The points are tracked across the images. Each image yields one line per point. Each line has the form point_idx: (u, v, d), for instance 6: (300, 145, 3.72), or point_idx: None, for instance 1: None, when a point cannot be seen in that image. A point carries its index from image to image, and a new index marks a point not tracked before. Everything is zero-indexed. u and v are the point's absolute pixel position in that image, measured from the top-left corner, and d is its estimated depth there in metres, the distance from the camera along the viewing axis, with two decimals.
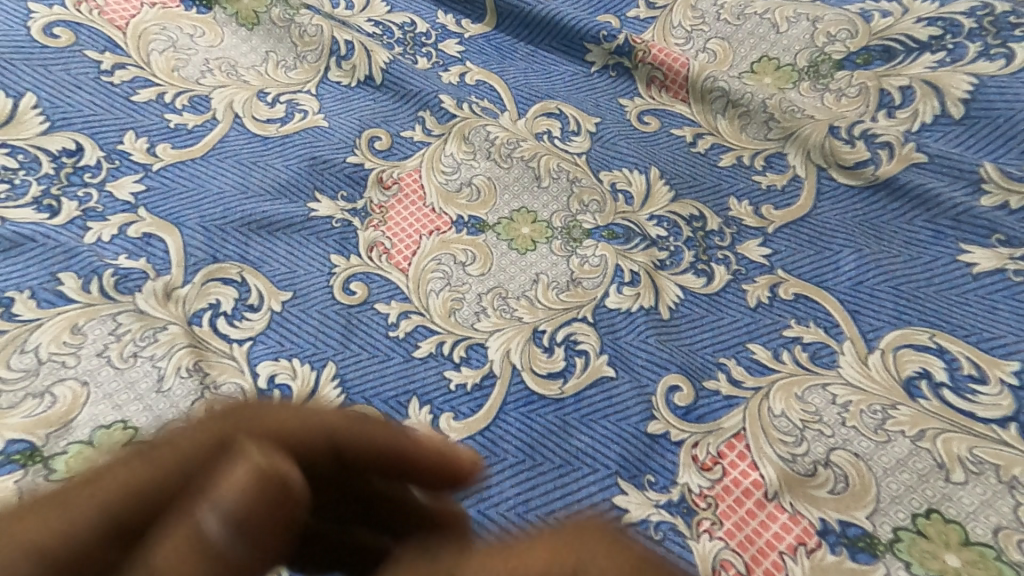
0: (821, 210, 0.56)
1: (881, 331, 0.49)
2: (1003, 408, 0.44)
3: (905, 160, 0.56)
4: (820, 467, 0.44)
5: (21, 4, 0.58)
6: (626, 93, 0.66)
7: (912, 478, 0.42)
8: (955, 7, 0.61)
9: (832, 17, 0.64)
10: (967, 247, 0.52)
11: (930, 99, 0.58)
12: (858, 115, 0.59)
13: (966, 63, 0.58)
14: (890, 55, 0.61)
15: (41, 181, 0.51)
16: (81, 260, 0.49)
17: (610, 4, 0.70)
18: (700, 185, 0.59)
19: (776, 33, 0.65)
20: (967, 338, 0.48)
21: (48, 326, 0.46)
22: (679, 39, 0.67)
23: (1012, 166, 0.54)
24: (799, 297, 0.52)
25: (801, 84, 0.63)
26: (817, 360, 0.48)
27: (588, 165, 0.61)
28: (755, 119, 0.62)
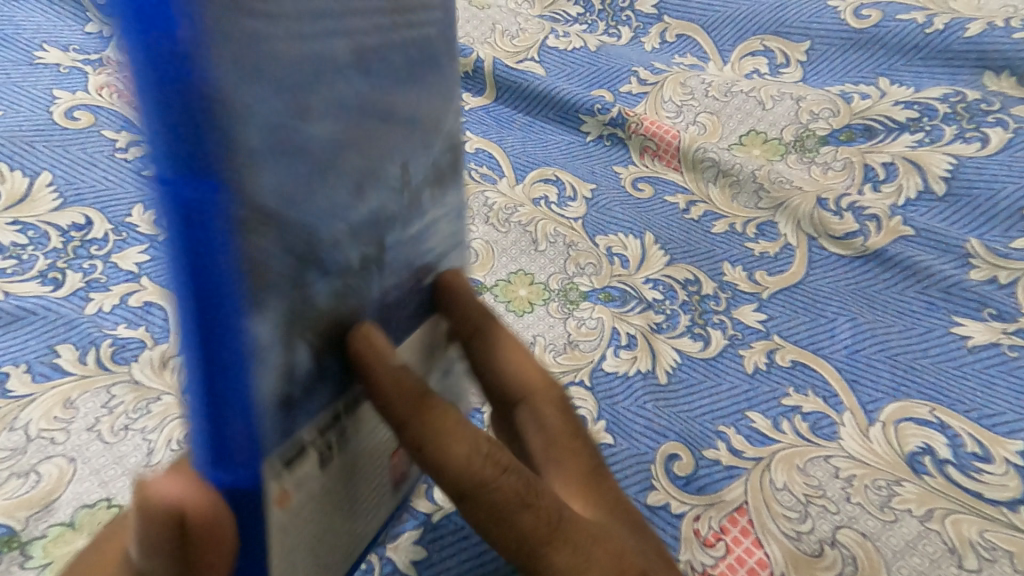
0: (813, 278, 0.57)
1: (881, 403, 0.48)
2: (1011, 489, 0.43)
3: (892, 233, 0.58)
4: (827, 547, 0.42)
5: (46, 90, 0.62)
6: (622, 162, 0.69)
7: (923, 562, 0.41)
8: (929, 93, 0.66)
9: (814, 97, 0.69)
10: (960, 320, 0.52)
11: (913, 175, 0.61)
12: (845, 188, 0.62)
13: (944, 143, 0.62)
14: (871, 133, 0.65)
15: (48, 255, 0.52)
16: (80, 331, 0.48)
17: (605, 80, 0.75)
18: (695, 250, 0.60)
19: (762, 109, 0.69)
20: (967, 414, 0.47)
21: (42, 400, 0.44)
22: (670, 113, 0.71)
23: (997, 243, 0.56)
24: (797, 364, 0.51)
25: (788, 157, 0.66)
26: (818, 431, 0.47)
27: (584, 230, 0.62)
28: (745, 189, 0.64)
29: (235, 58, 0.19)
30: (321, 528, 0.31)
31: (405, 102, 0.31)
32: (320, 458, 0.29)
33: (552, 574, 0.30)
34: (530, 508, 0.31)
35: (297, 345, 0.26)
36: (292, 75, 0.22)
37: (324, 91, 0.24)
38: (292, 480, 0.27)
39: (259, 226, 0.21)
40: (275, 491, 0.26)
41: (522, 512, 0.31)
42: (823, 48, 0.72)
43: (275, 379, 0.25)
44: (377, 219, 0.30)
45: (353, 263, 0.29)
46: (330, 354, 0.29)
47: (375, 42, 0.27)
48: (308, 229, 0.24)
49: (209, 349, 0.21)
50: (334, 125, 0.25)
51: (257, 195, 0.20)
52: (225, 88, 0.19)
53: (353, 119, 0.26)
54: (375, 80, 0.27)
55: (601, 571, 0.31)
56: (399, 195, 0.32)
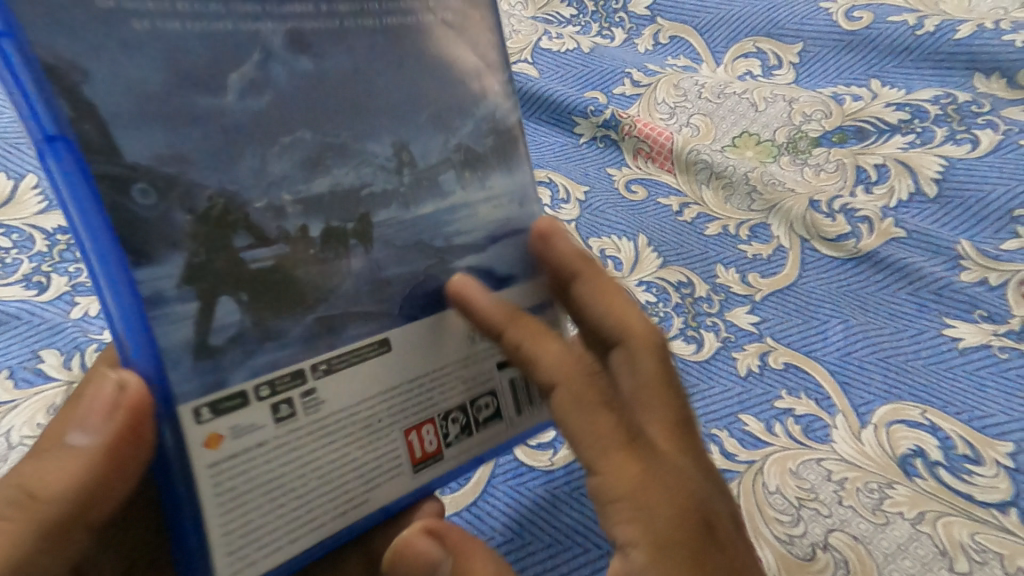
0: (806, 280, 0.57)
1: (873, 405, 0.48)
2: (1001, 491, 0.43)
3: (884, 235, 0.58)
4: (819, 551, 0.42)
5: None
6: (615, 164, 0.69)
7: (915, 566, 0.41)
8: (921, 95, 0.66)
9: (807, 99, 0.69)
10: (951, 321, 0.52)
11: (904, 177, 0.61)
12: (837, 189, 0.62)
13: (935, 145, 0.62)
14: (863, 135, 0.65)
15: (33, 259, 0.51)
16: (65, 336, 0.47)
17: (598, 81, 0.75)
18: (688, 253, 0.60)
19: (754, 111, 0.70)
20: (958, 415, 0.47)
21: (25, 407, 0.44)
22: (663, 115, 0.71)
23: (987, 245, 0.56)
24: (789, 366, 0.51)
25: (781, 159, 0.66)
26: (810, 434, 0.47)
27: (577, 232, 0.62)
28: (738, 190, 0.64)
29: (97, 38, 0.27)
30: (279, 483, 0.32)
31: (372, 80, 0.35)
32: (273, 409, 0.32)
33: (611, 479, 0.31)
34: (613, 412, 0.33)
35: (221, 297, 0.31)
36: (197, 60, 0.30)
37: (240, 67, 0.31)
38: (227, 424, 0.31)
39: (117, 188, 0.28)
40: (202, 432, 0.30)
41: (605, 413, 0.32)
42: (815, 49, 0.72)
43: (188, 327, 0.30)
44: (346, 192, 0.35)
45: (311, 237, 0.34)
46: (285, 317, 0.33)
47: (323, 27, 0.34)
48: (221, 185, 0.31)
49: (103, 271, 0.28)
50: (256, 100, 0.32)
51: (121, 154, 0.28)
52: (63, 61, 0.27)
53: (287, 93, 0.33)
54: (325, 58, 0.34)
55: (661, 491, 0.31)
56: (385, 168, 0.36)
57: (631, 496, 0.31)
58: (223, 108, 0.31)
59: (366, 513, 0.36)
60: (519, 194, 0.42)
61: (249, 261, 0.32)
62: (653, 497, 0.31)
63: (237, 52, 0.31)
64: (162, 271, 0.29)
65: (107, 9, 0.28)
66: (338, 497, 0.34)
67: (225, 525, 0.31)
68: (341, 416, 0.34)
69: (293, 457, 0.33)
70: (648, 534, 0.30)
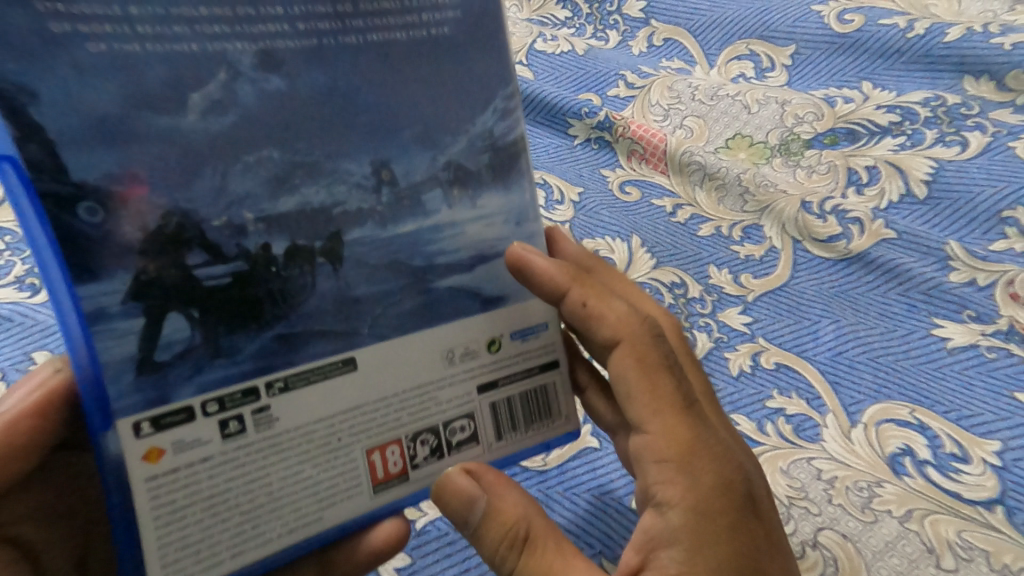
0: (798, 281, 0.57)
1: (863, 405, 0.49)
2: (987, 489, 0.44)
3: (875, 236, 0.59)
4: (808, 549, 0.42)
5: None
6: (610, 165, 0.69)
7: (902, 563, 0.41)
8: (911, 97, 0.67)
9: (799, 101, 0.69)
10: (940, 321, 0.53)
11: (895, 178, 0.61)
12: (829, 191, 0.62)
13: (925, 147, 0.63)
14: (854, 137, 0.65)
15: (26, 261, 0.52)
16: (58, 338, 0.48)
17: (593, 84, 0.75)
18: (681, 254, 0.60)
19: (747, 113, 0.70)
20: (946, 414, 0.48)
21: None
22: (657, 116, 0.72)
23: (976, 246, 0.57)
24: (781, 366, 0.52)
25: (773, 160, 0.66)
26: (801, 433, 0.48)
27: (572, 233, 0.62)
28: (731, 192, 0.65)
29: (48, 59, 0.29)
30: (223, 496, 0.33)
31: (348, 98, 0.35)
32: (224, 425, 0.33)
33: (662, 440, 0.34)
34: (672, 376, 0.36)
35: (171, 313, 0.32)
36: (153, 82, 0.31)
37: (202, 87, 0.32)
38: (170, 439, 0.32)
39: (64, 207, 0.30)
40: (142, 446, 0.32)
41: (665, 376, 0.36)
42: (807, 52, 0.73)
43: (134, 343, 0.32)
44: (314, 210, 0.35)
45: (274, 255, 0.35)
46: (239, 334, 0.34)
47: (298, 46, 0.34)
48: (174, 202, 0.32)
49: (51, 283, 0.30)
50: (220, 119, 0.33)
51: (68, 172, 0.30)
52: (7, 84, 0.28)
53: (255, 112, 0.33)
54: (295, 79, 0.34)
55: (708, 449, 0.34)
56: (359, 185, 0.36)
57: (680, 459, 0.34)
58: (181, 127, 0.32)
59: (320, 532, 0.36)
60: (518, 212, 0.41)
61: (204, 279, 0.33)
62: (701, 462, 0.34)
63: (201, 70, 0.32)
64: (108, 286, 0.31)
65: (59, 32, 0.29)
66: (288, 513, 0.35)
67: (162, 539, 0.32)
68: (291, 435, 0.34)
69: (238, 472, 0.33)
70: (688, 496, 0.33)
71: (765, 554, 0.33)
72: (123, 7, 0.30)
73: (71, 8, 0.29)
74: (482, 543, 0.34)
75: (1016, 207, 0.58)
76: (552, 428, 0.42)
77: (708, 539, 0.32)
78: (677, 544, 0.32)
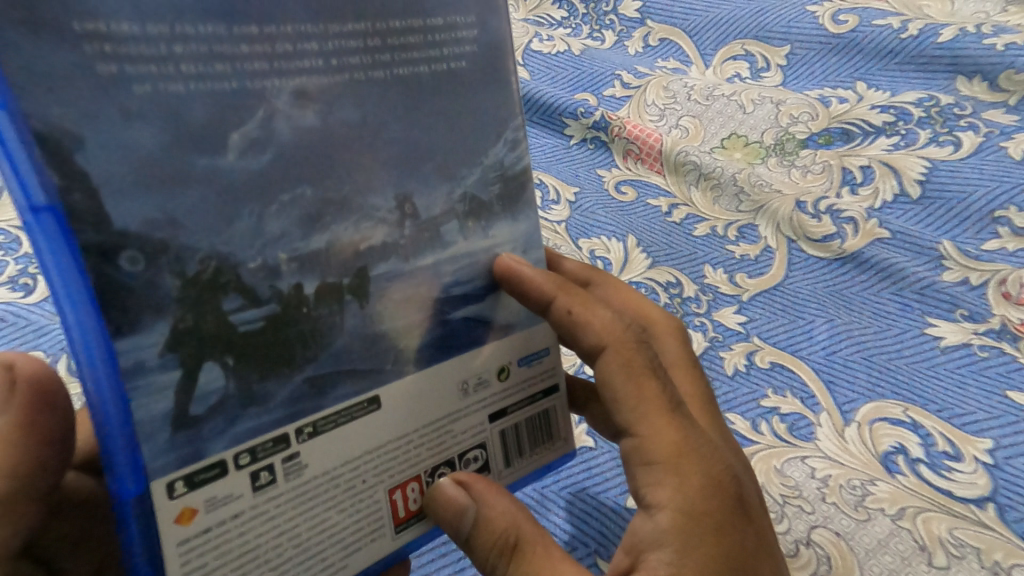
0: (792, 280, 0.58)
1: (856, 403, 0.49)
2: (980, 487, 0.44)
3: (869, 235, 0.59)
4: (802, 548, 0.42)
5: None
6: (605, 165, 0.70)
7: (895, 561, 0.41)
8: (905, 97, 0.67)
9: (794, 101, 0.70)
10: (934, 321, 0.53)
11: (889, 178, 0.62)
12: (824, 190, 0.63)
13: (919, 147, 0.63)
14: (849, 137, 0.66)
15: (20, 261, 0.52)
16: (51, 338, 0.48)
17: (588, 84, 0.76)
18: (676, 253, 0.61)
19: (742, 113, 0.70)
20: (939, 413, 0.48)
21: None
22: (653, 116, 0.72)
23: (969, 245, 0.57)
24: (775, 365, 0.52)
25: (768, 160, 0.67)
26: (795, 432, 0.48)
27: (567, 233, 0.62)
28: (726, 192, 0.65)
29: (94, 101, 0.26)
30: (253, 554, 0.30)
31: (380, 134, 0.34)
32: (252, 477, 0.30)
33: (651, 442, 0.35)
34: (658, 380, 0.37)
35: (206, 363, 0.29)
36: (197, 120, 0.28)
37: (242, 126, 0.29)
38: (202, 497, 0.29)
39: (103, 256, 0.26)
40: (176, 507, 0.28)
41: (651, 380, 0.36)
42: (802, 52, 0.73)
43: (170, 397, 0.28)
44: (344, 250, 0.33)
45: (305, 293, 0.32)
46: (270, 377, 0.31)
47: (334, 81, 0.32)
48: (214, 250, 0.29)
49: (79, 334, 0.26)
50: (257, 158, 0.30)
51: (110, 221, 0.26)
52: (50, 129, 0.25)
53: (292, 151, 0.31)
54: (328, 113, 0.32)
55: (697, 453, 0.34)
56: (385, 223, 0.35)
57: (668, 460, 0.34)
58: (222, 168, 0.29)
59: None
60: (524, 241, 0.41)
61: (237, 324, 0.30)
62: (689, 463, 0.34)
63: (240, 110, 0.29)
64: (147, 338, 0.27)
65: (108, 72, 0.26)
66: (317, 565, 0.32)
67: None
68: (323, 483, 0.32)
69: (270, 525, 0.31)
70: (677, 496, 0.33)
71: (757, 550, 0.33)
72: (168, 47, 0.27)
73: (117, 46, 0.26)
74: (472, 553, 0.35)
75: (1009, 206, 0.58)
76: (552, 453, 0.42)
77: (698, 543, 0.32)
78: (665, 548, 0.32)
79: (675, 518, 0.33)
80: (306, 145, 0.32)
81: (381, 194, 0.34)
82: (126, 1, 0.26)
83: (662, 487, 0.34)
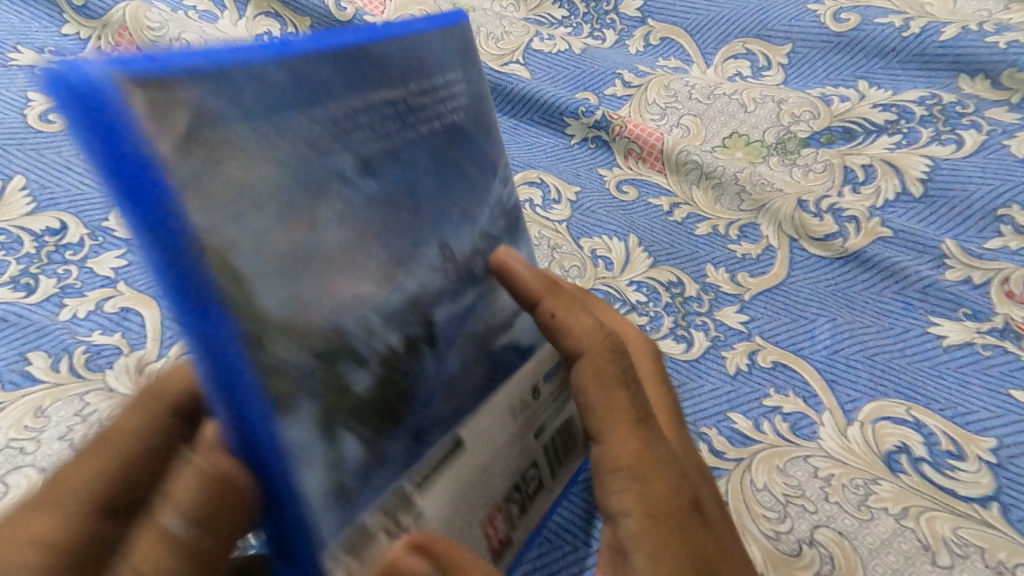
0: (794, 280, 0.58)
1: (859, 403, 0.49)
2: (983, 487, 0.44)
3: (871, 234, 0.59)
4: (805, 547, 0.42)
5: (20, 94, 0.62)
6: (606, 164, 0.70)
7: (898, 560, 0.41)
8: (907, 96, 0.67)
9: (795, 100, 0.69)
10: (936, 320, 0.53)
11: (891, 177, 0.62)
12: (825, 189, 0.63)
13: (921, 146, 0.63)
14: (850, 135, 0.66)
15: (20, 260, 0.52)
16: (53, 338, 0.47)
17: (589, 83, 0.75)
18: (677, 253, 0.61)
19: (743, 112, 0.70)
20: (941, 412, 0.48)
21: (12, 410, 0.44)
22: (654, 115, 0.72)
23: (972, 244, 0.57)
24: (777, 365, 0.52)
25: (770, 159, 0.67)
26: (797, 431, 0.48)
27: (569, 232, 0.62)
28: (727, 191, 0.65)
29: (219, 194, 0.23)
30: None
31: (422, 192, 0.34)
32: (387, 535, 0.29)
33: (617, 450, 0.35)
34: (627, 391, 0.36)
35: (340, 436, 0.27)
36: (295, 201, 0.26)
37: (332, 206, 0.28)
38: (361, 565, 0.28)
39: (257, 337, 0.24)
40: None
41: (620, 390, 0.36)
42: (803, 51, 0.73)
43: (318, 473, 0.26)
44: (413, 302, 0.33)
45: (396, 348, 0.31)
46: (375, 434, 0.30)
47: (384, 148, 0.31)
48: (333, 324, 0.27)
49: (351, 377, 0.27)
50: (349, 229, 0.29)
51: (259, 301, 0.24)
52: (211, 229, 0.22)
53: (370, 220, 0.30)
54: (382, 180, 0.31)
55: (660, 460, 0.35)
56: (441, 274, 0.35)
57: (632, 467, 0.34)
58: (320, 244, 0.27)
59: None
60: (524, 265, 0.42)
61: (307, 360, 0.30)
62: (653, 470, 0.34)
63: (324, 188, 0.28)
64: (297, 417, 0.25)
65: (213, 148, 0.23)
66: None
67: None
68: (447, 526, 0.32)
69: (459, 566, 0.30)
70: (640, 501, 0.33)
71: (719, 561, 0.33)
72: (260, 129, 0.25)
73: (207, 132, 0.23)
74: None
75: (1012, 204, 0.58)
76: (581, 460, 0.42)
77: (663, 551, 0.32)
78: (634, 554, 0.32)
79: (639, 524, 0.33)
80: (379, 203, 0.31)
81: (429, 235, 0.34)
82: (217, 94, 0.23)
83: (626, 493, 0.34)
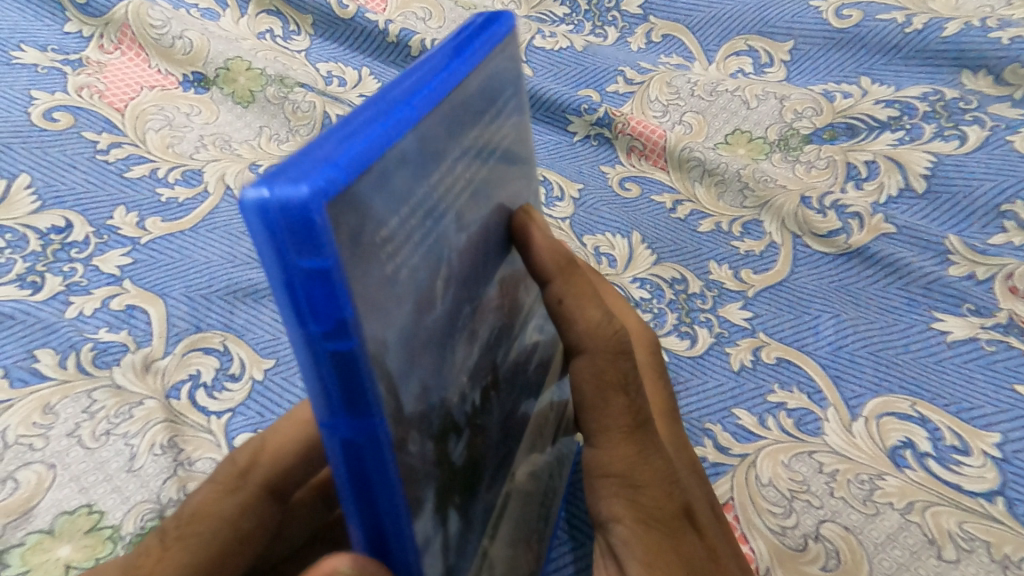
0: (798, 276, 0.58)
1: (863, 398, 0.49)
2: (988, 481, 0.44)
3: (874, 230, 0.59)
4: (811, 541, 0.42)
5: (23, 92, 0.62)
6: (609, 161, 0.70)
7: (904, 555, 0.41)
8: (909, 92, 0.67)
9: (798, 96, 0.69)
10: (940, 315, 0.53)
11: (894, 173, 0.62)
12: (828, 186, 0.63)
13: (924, 142, 0.63)
14: (853, 132, 0.66)
15: (26, 258, 0.52)
16: (60, 335, 0.47)
17: (591, 80, 0.75)
18: (681, 250, 0.61)
19: (746, 108, 0.70)
20: (946, 407, 0.48)
21: (20, 407, 0.44)
22: (657, 112, 0.72)
23: (975, 240, 0.57)
24: (782, 361, 0.52)
25: (772, 156, 0.67)
26: (802, 427, 0.48)
27: (572, 230, 0.62)
28: (730, 187, 0.65)
29: (380, 297, 0.22)
30: None
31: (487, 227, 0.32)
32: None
33: (609, 456, 0.35)
34: (627, 398, 0.35)
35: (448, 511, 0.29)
36: (421, 289, 0.25)
37: (441, 279, 0.27)
38: None
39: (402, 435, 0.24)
40: None
41: (619, 397, 0.35)
42: (806, 48, 0.73)
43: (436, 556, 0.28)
44: (486, 352, 0.33)
45: (475, 400, 0.32)
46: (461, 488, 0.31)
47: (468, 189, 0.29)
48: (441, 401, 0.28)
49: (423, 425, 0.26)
50: (451, 293, 0.28)
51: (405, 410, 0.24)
52: (375, 336, 0.22)
53: (463, 273, 0.29)
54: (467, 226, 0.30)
55: (654, 470, 0.34)
56: (500, 314, 0.34)
57: (626, 477, 0.34)
58: (431, 321, 0.26)
59: None
60: None
61: None
62: (648, 480, 0.34)
63: (432, 258, 0.26)
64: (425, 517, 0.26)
65: (373, 245, 0.21)
66: None
67: None
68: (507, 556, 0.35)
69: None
70: (632, 509, 0.34)
71: (705, 567, 0.33)
72: (401, 217, 0.23)
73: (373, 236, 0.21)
74: None
75: (1015, 200, 0.58)
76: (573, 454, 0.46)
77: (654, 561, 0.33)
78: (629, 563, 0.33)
79: (631, 533, 0.34)
80: (467, 255, 0.30)
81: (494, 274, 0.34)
82: (379, 188, 0.21)
83: (621, 502, 0.34)
